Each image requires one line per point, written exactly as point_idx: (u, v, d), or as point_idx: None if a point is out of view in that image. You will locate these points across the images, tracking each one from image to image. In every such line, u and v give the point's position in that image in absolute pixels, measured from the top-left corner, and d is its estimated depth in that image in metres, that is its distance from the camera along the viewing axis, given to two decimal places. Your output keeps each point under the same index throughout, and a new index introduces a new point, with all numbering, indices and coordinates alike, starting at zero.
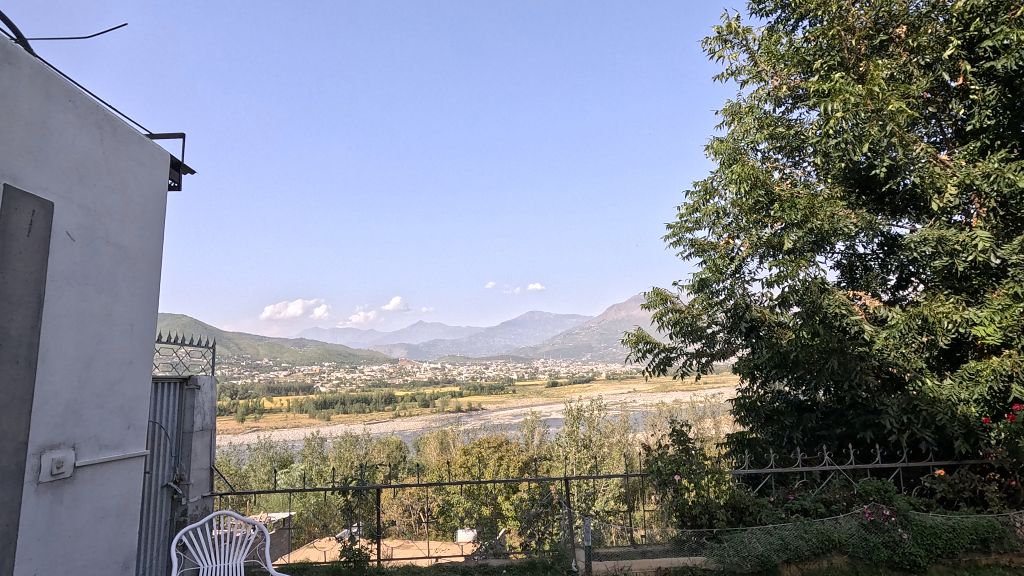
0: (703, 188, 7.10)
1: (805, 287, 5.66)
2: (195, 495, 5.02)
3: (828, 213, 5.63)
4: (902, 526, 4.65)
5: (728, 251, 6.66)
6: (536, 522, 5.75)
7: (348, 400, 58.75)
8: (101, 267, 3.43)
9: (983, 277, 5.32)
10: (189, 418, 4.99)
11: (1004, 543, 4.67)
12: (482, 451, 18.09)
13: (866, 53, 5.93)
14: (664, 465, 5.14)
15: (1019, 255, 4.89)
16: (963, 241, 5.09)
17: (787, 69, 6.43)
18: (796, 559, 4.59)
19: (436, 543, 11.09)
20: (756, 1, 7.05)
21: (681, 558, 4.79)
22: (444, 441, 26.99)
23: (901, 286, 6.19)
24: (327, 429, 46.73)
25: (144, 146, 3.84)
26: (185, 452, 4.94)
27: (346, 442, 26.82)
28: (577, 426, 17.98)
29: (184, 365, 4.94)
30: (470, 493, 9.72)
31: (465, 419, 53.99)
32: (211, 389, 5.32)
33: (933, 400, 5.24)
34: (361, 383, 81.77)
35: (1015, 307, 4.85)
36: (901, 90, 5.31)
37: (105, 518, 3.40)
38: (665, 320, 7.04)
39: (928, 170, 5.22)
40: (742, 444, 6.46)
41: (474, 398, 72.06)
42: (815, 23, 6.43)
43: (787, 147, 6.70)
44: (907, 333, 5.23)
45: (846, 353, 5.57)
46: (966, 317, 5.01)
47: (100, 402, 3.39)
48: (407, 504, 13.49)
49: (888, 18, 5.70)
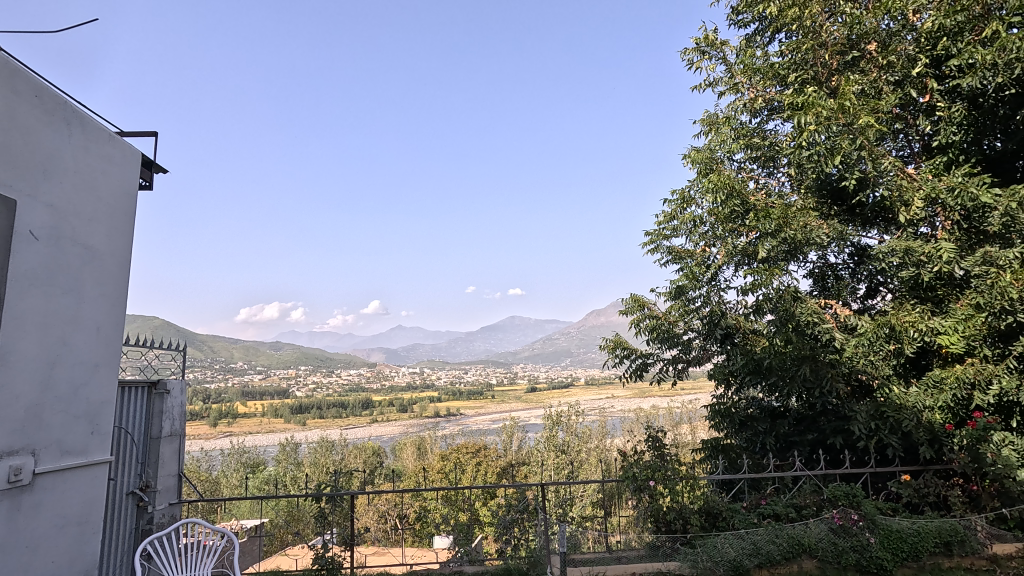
0: (680, 196, 7.20)
1: (778, 295, 5.81)
2: (163, 503, 4.85)
3: (802, 223, 5.71)
4: (870, 530, 4.72)
5: (705, 259, 6.87)
6: (512, 529, 5.59)
7: (324, 405, 57.90)
8: (67, 267, 3.33)
9: (947, 287, 5.50)
10: (157, 423, 4.85)
11: (965, 546, 4.80)
12: (461, 456, 17.97)
13: (838, 68, 6.07)
14: (640, 470, 5.20)
15: (981, 267, 5.03)
16: (929, 252, 5.24)
17: (763, 81, 6.60)
18: (767, 563, 4.62)
19: (413, 550, 10.99)
20: (734, 13, 7.18)
21: (655, 563, 4.83)
22: (421, 446, 26.76)
23: (870, 295, 6.35)
24: (302, 435, 46.00)
25: (115, 144, 3.74)
26: (152, 458, 4.79)
27: (321, 448, 26.35)
28: (556, 432, 18.02)
29: (153, 369, 4.82)
30: (447, 499, 9.64)
31: (442, 424, 53.66)
32: (181, 393, 5.16)
33: (900, 407, 5.35)
34: (337, 388, 80.72)
35: (978, 316, 4.99)
36: (871, 105, 5.45)
37: (66, 525, 3.28)
38: (642, 326, 7.15)
39: (896, 184, 5.39)
40: (716, 450, 6.53)
41: (453, 403, 71.72)
42: (791, 37, 6.58)
43: (763, 158, 6.81)
44: (875, 342, 5.35)
45: (817, 360, 5.64)
46: (931, 326, 5.15)
47: (62, 407, 3.26)
48: (383, 509, 13.33)
49: (860, 35, 5.81)
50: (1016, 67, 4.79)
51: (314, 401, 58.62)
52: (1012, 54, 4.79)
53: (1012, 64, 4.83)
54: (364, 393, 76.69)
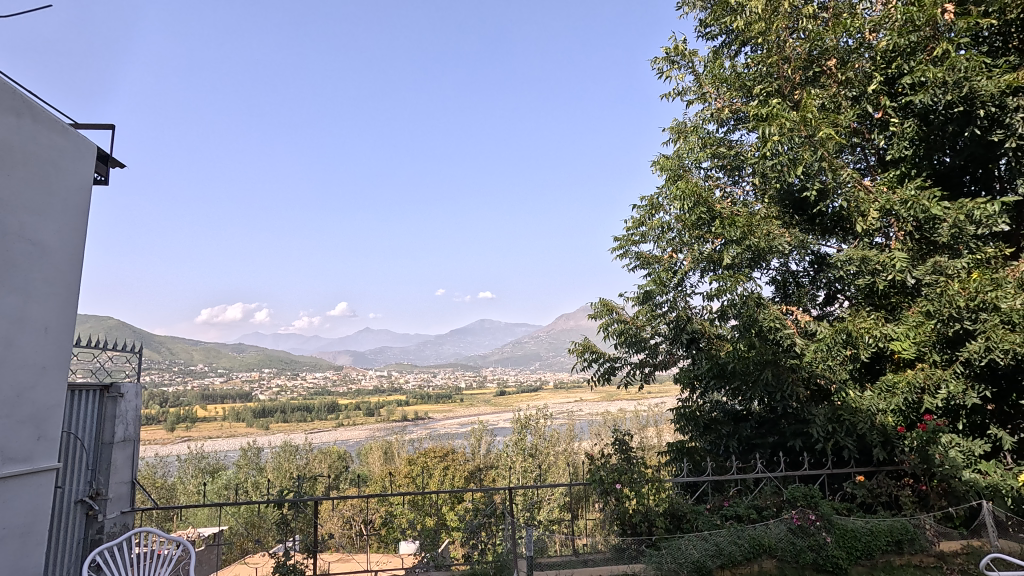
0: (649, 203, 7.32)
1: (742, 301, 5.93)
2: (114, 511, 4.64)
3: (764, 231, 5.89)
4: (826, 529, 4.88)
5: (672, 264, 6.93)
6: (479, 533, 5.46)
7: (288, 408, 56.60)
8: (14, 264, 3.16)
9: (900, 295, 5.74)
10: (110, 429, 4.65)
11: (915, 544, 4.96)
12: (428, 460, 17.79)
13: (800, 82, 6.24)
14: (607, 473, 5.24)
15: (931, 276, 5.29)
16: (883, 261, 5.43)
17: (729, 92, 6.78)
18: (729, 564, 4.69)
19: (378, 557, 10.80)
20: (702, 26, 7.38)
21: (621, 566, 4.85)
22: (388, 450, 26.41)
23: (829, 301, 6.57)
24: (264, 439, 44.83)
25: (68, 135, 3.57)
26: (103, 464, 4.59)
27: (285, 453, 25.72)
28: (525, 435, 18.04)
29: (107, 371, 4.62)
30: (414, 504, 9.51)
31: (409, 428, 53.08)
32: (136, 397, 4.98)
33: (856, 410, 5.57)
34: (302, 391, 79.01)
35: (928, 324, 5.18)
36: (831, 119, 5.65)
37: (7, 537, 3.10)
38: (610, 330, 7.22)
39: (854, 195, 5.58)
40: (681, 452, 6.67)
41: (421, 407, 71.04)
42: (756, 50, 6.79)
43: (729, 166, 7.00)
44: (834, 347, 5.56)
45: (779, 365, 5.77)
46: (885, 333, 5.37)
47: (5, 411, 3.09)
48: (347, 515, 13.05)
49: (821, 51, 6.03)
50: (964, 86, 5.05)
51: (278, 405, 57.21)
52: (960, 73, 5.06)
53: (961, 83, 5.09)
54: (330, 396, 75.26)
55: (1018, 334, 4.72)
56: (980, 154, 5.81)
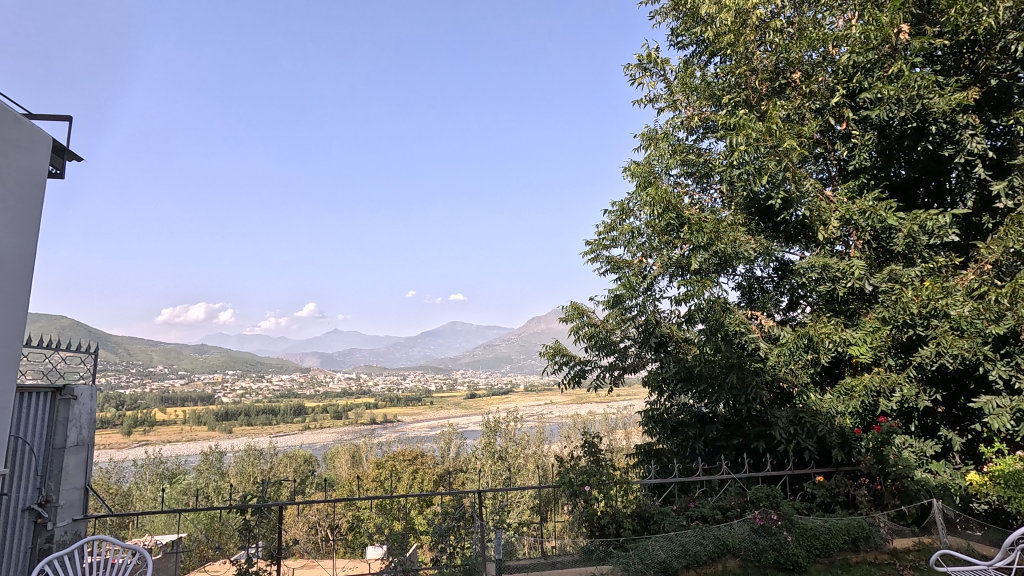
0: (620, 208, 7.42)
1: (709, 306, 6.04)
2: (64, 519, 4.44)
3: (731, 238, 6.02)
4: (787, 529, 5.00)
5: (641, 269, 7.05)
6: (448, 537, 5.37)
7: (253, 411, 55.19)
8: None
9: (859, 301, 5.98)
10: (62, 433, 4.47)
11: (870, 541, 5.13)
12: (397, 464, 17.61)
13: (767, 94, 6.45)
14: (576, 475, 5.27)
15: (888, 283, 5.47)
16: (843, 269, 5.66)
17: (699, 100, 6.93)
18: (694, 564, 4.75)
19: (345, 563, 10.62)
20: (674, 35, 7.54)
21: (589, 567, 4.89)
22: (356, 454, 26.03)
23: (792, 307, 6.71)
24: (227, 443, 43.59)
25: (20, 126, 3.41)
26: (54, 470, 4.40)
27: (249, 457, 25.04)
28: (495, 438, 18.12)
29: (59, 372, 4.43)
30: (382, 508, 9.35)
31: (377, 432, 52.51)
32: (91, 399, 4.80)
33: (816, 412, 5.74)
34: (267, 393, 77.20)
35: (884, 329, 5.47)
36: (795, 130, 5.85)
37: None
38: (581, 333, 7.29)
39: (816, 205, 5.77)
40: (649, 454, 6.80)
41: (391, 409, 70.31)
42: (725, 60, 6.96)
43: (697, 174, 7.13)
44: (796, 351, 5.76)
45: (744, 368, 5.88)
46: (844, 338, 5.59)
47: None
48: (313, 520, 12.80)
49: (786, 63, 6.21)
50: (917, 103, 5.29)
51: (242, 408, 55.73)
52: (914, 90, 5.28)
53: (915, 100, 5.32)
54: (296, 398, 73.78)
55: (966, 340, 4.96)
56: (933, 168, 6.12)
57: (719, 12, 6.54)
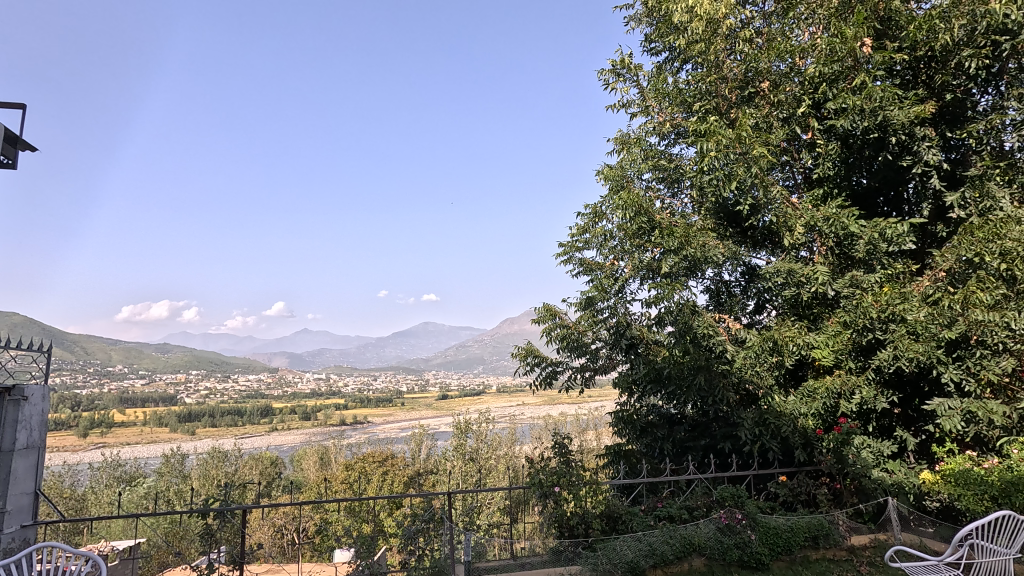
0: (593, 210, 7.48)
1: (678, 308, 6.16)
2: (12, 525, 4.22)
3: (700, 242, 6.14)
4: (751, 527, 5.09)
5: (613, 271, 7.18)
6: (417, 539, 5.20)
7: (217, 412, 53.75)
8: None
9: (822, 306, 6.14)
10: (11, 435, 4.27)
11: (829, 539, 5.28)
12: (366, 465, 17.37)
13: (736, 101, 6.61)
14: (546, 477, 5.30)
15: (849, 289, 5.69)
16: (807, 274, 5.81)
17: (671, 107, 7.10)
18: (660, 563, 4.81)
19: (311, 567, 10.39)
20: (647, 41, 7.66)
21: (558, 568, 4.91)
22: (324, 455, 25.59)
23: (757, 310, 6.90)
24: (189, 445, 42.35)
25: None
26: (2, 474, 4.19)
27: (212, 459, 24.36)
28: (465, 440, 18.08)
29: (8, 372, 4.24)
30: (351, 511, 9.21)
31: (346, 433, 51.71)
32: (43, 400, 4.61)
33: (780, 413, 5.84)
34: (232, 394, 75.29)
35: (845, 332, 5.62)
36: (764, 137, 5.97)
37: None
38: (553, 334, 7.33)
39: (782, 211, 5.91)
40: (618, 455, 6.87)
41: (361, 411, 69.38)
42: (697, 68, 7.10)
43: (669, 179, 7.26)
44: (761, 353, 5.79)
45: (711, 370, 5.96)
46: (807, 342, 5.73)
47: None
48: (279, 523, 12.49)
49: (756, 72, 6.32)
50: (879, 114, 5.49)
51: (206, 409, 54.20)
52: (876, 102, 5.46)
53: (877, 111, 5.52)
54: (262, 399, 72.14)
55: (921, 344, 5.17)
56: (892, 178, 6.35)
57: (691, 19, 6.64)
